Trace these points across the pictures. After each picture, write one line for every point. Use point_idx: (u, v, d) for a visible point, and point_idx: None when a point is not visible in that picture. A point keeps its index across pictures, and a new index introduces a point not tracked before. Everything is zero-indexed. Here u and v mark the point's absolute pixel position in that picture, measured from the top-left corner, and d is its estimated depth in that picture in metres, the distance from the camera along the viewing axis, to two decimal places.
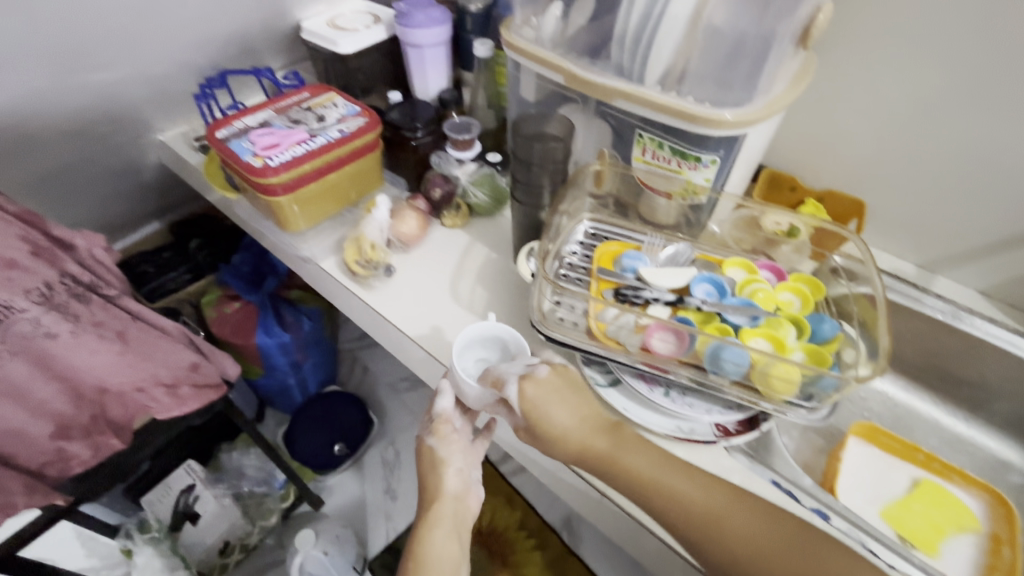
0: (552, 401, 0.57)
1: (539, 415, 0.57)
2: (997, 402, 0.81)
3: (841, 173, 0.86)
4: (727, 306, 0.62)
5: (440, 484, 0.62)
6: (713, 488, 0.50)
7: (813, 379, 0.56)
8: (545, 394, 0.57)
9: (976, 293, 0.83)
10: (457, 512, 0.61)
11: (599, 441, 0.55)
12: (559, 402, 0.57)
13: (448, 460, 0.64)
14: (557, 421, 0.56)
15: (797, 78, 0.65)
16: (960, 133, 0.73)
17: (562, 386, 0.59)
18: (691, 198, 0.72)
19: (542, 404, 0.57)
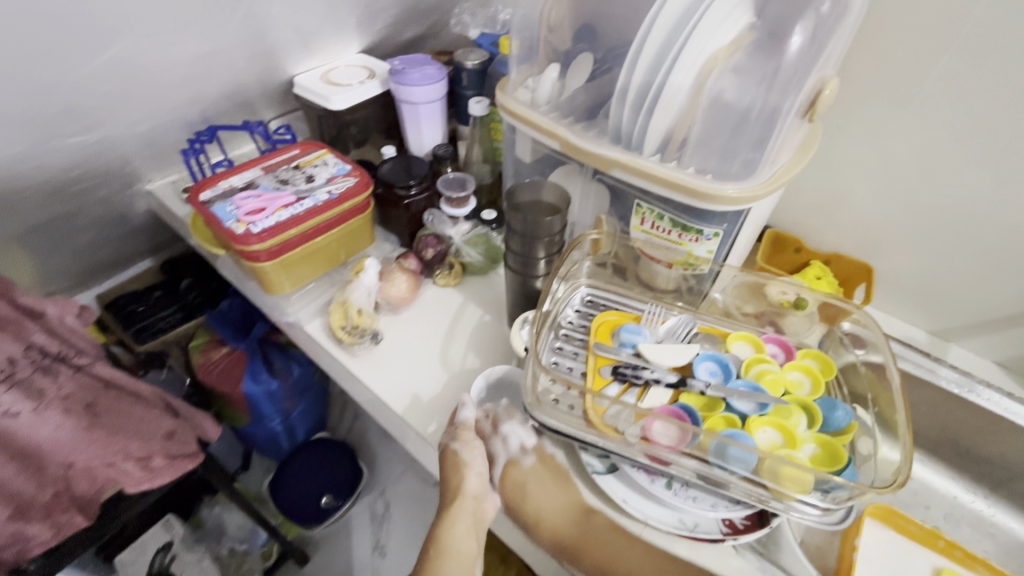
0: (531, 486, 0.61)
1: (516, 497, 0.61)
2: (1017, 481, 0.76)
3: (847, 235, 0.83)
4: (732, 391, 0.58)
5: (462, 483, 0.59)
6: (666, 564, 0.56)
7: (824, 479, 0.51)
8: (525, 480, 0.61)
9: (992, 364, 0.80)
10: (478, 513, 0.59)
11: (567, 527, 0.59)
12: (541, 486, 0.61)
13: (471, 463, 0.60)
14: (534, 503, 0.60)
15: (804, 148, 0.62)
16: (973, 202, 0.70)
17: (546, 472, 0.62)
18: (693, 268, 0.69)
19: (524, 485, 0.61)
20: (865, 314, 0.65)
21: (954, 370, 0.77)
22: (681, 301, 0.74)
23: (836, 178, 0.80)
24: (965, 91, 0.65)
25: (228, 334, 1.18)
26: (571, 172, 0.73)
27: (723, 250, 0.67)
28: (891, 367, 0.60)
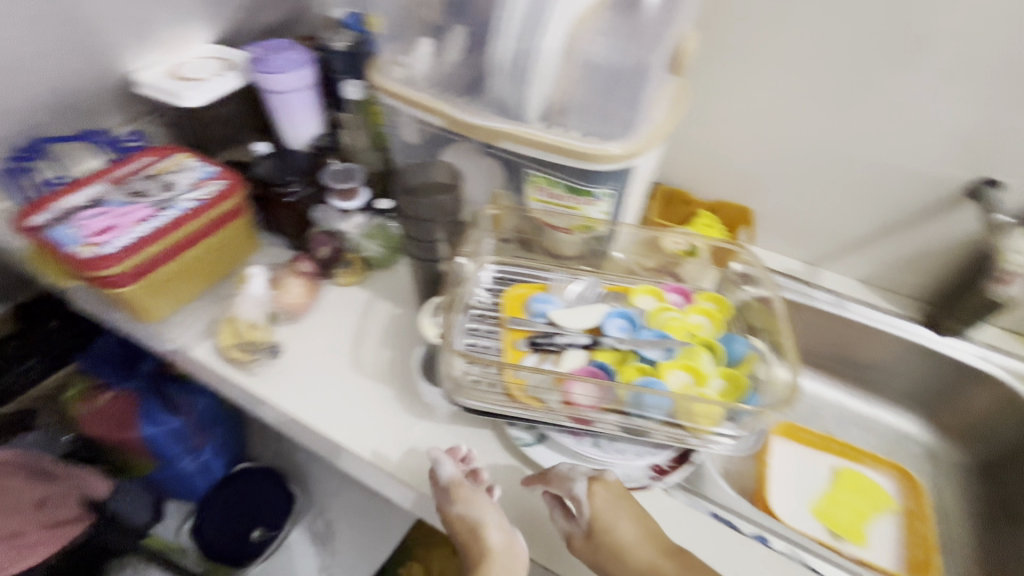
0: (621, 512, 0.51)
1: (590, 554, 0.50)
2: (890, 380, 0.86)
3: (727, 183, 0.89)
4: (641, 342, 0.61)
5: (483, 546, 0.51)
6: None
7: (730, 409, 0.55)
8: (614, 507, 0.51)
9: (856, 281, 0.88)
10: (513, 568, 0.50)
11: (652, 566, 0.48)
12: (626, 512, 0.51)
13: (485, 520, 0.52)
14: (625, 531, 0.50)
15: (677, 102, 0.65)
16: (824, 138, 0.77)
17: (626, 493, 0.53)
18: (591, 229, 0.70)
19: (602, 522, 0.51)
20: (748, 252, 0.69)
21: (825, 292, 0.86)
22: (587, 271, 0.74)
23: (712, 130, 0.85)
24: (805, 37, 0.71)
25: (110, 374, 1.03)
26: (463, 150, 0.71)
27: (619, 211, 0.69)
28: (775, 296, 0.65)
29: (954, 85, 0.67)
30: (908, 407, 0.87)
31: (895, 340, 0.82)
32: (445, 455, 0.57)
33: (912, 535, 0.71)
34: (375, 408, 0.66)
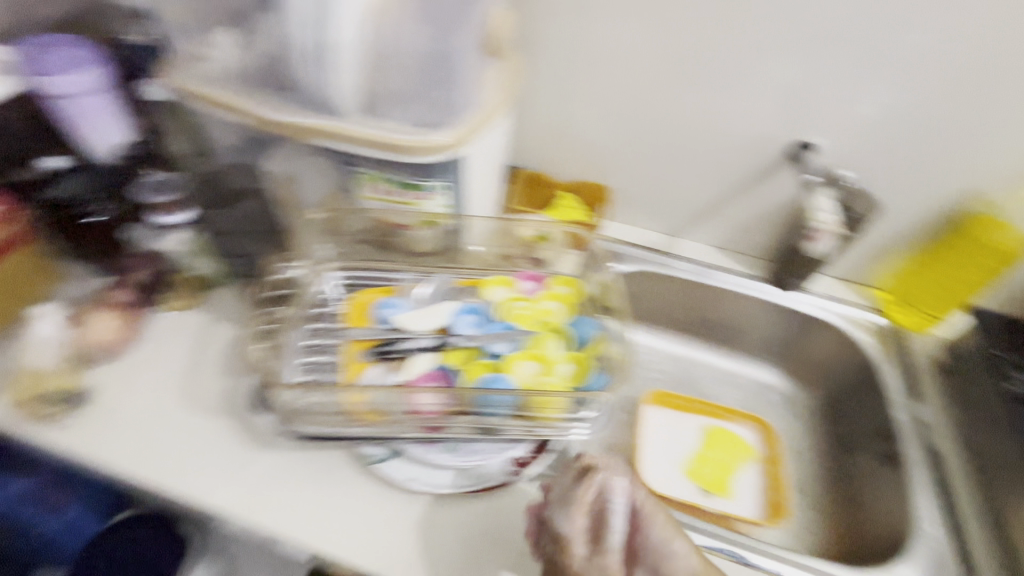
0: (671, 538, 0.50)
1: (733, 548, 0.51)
2: (749, 335, 0.91)
3: (584, 163, 0.89)
4: (487, 336, 0.59)
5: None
6: None
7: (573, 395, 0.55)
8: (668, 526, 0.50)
9: (713, 247, 0.91)
10: None
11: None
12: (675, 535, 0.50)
13: None
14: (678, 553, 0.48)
15: (503, 85, 0.63)
16: (664, 114, 0.79)
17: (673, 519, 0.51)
18: (438, 223, 0.68)
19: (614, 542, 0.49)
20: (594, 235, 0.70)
21: (687, 261, 0.90)
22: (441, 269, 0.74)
23: (560, 110, 0.84)
24: (633, 15, 0.71)
25: None
26: (287, 151, 0.63)
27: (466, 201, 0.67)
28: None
29: (766, 55, 0.70)
30: (768, 359, 0.92)
31: (747, 298, 0.88)
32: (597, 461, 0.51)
33: (770, 479, 0.77)
34: (209, 446, 0.60)
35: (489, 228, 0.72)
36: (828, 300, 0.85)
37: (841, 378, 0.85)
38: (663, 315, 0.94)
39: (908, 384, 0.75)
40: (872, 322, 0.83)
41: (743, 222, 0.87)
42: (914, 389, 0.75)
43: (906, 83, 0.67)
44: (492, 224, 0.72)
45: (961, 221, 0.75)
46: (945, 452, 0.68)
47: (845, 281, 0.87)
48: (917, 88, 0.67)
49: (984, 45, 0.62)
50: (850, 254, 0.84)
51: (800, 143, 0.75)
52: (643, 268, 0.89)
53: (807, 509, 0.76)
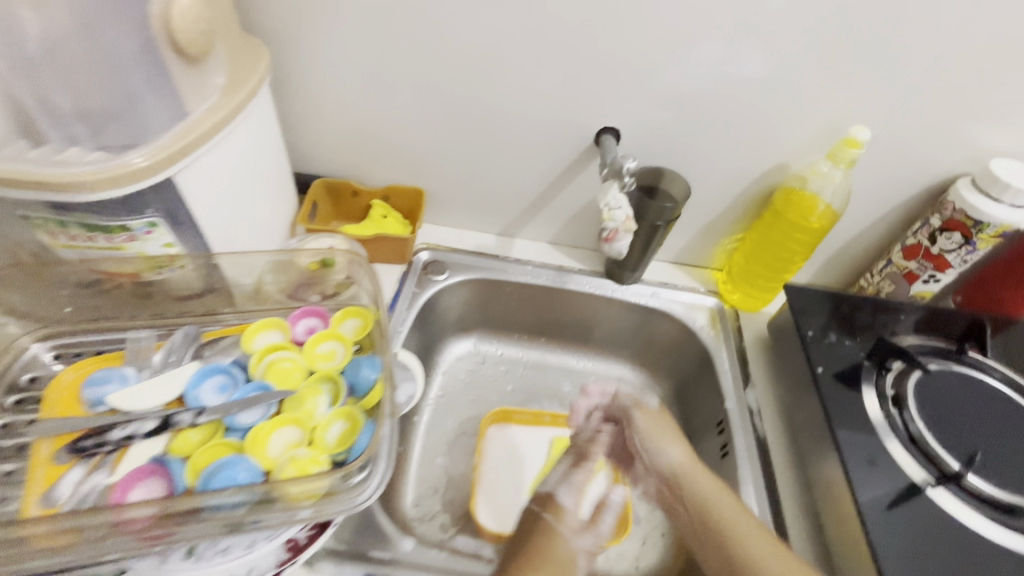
0: (658, 432, 0.63)
1: (704, 502, 0.56)
2: (597, 331, 0.86)
3: (393, 168, 0.79)
4: (230, 405, 0.48)
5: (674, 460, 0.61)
6: (784, 555, 0.50)
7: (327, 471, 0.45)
8: (647, 429, 0.64)
9: (547, 244, 0.86)
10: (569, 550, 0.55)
11: (701, 476, 0.59)
12: (665, 437, 0.63)
13: (659, 437, 0.63)
14: (671, 457, 0.61)
15: (226, 95, 0.52)
16: (466, 111, 0.71)
17: (658, 419, 0.65)
18: (166, 269, 0.54)
19: (659, 437, 0.63)
20: (369, 267, 0.59)
21: (527, 264, 0.83)
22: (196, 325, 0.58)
23: (348, 110, 0.73)
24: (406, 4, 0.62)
25: None
26: None
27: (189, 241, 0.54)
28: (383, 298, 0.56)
29: (551, 38, 0.63)
30: (615, 353, 0.87)
31: (586, 295, 0.82)
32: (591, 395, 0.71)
33: None
34: None
35: (268, 266, 0.60)
36: (666, 288, 0.81)
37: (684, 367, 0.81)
38: (507, 321, 0.87)
39: (741, 368, 0.73)
40: (708, 306, 0.80)
41: (572, 214, 0.81)
42: (745, 374, 0.72)
43: (695, 55, 0.62)
44: (260, 262, 0.60)
45: (773, 196, 0.73)
46: (771, 438, 0.66)
47: (680, 265, 0.85)
48: (706, 60, 0.62)
49: (761, 10, 0.58)
50: (679, 236, 0.81)
51: (604, 128, 0.70)
52: (474, 276, 0.81)
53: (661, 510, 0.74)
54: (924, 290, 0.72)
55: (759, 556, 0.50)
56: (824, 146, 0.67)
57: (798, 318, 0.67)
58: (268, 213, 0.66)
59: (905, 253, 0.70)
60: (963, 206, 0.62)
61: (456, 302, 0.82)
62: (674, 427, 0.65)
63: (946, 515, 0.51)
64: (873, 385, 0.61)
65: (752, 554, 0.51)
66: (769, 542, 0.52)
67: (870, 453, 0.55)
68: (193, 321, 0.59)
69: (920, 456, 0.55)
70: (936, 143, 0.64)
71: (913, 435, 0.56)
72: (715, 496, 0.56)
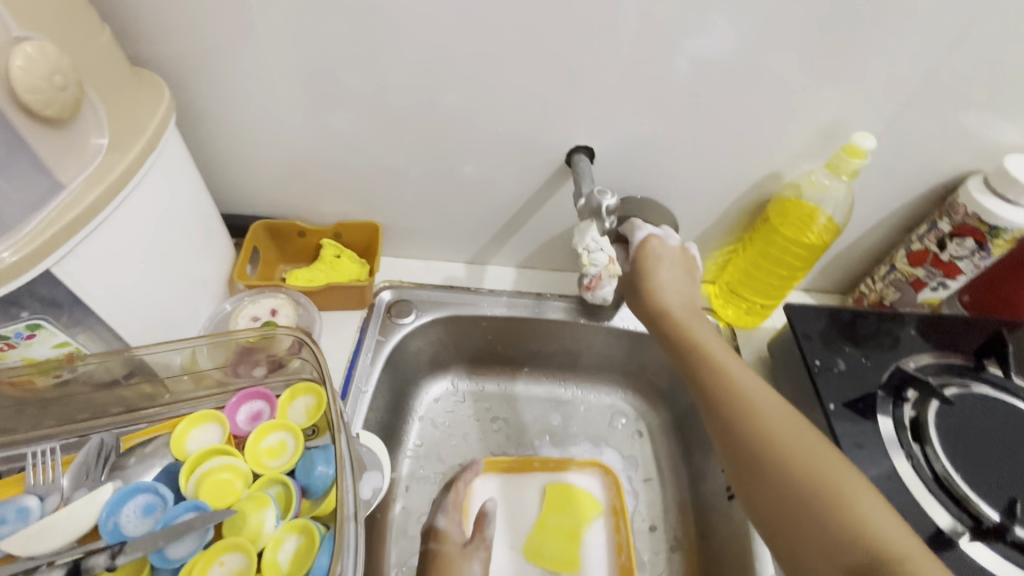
0: (666, 265, 0.61)
1: (683, 325, 0.57)
2: (582, 359, 0.79)
3: (340, 204, 0.70)
4: (155, 538, 0.40)
5: (666, 305, 0.59)
6: (804, 428, 0.46)
7: None
8: (664, 264, 0.61)
9: (519, 270, 0.78)
10: None
11: (676, 301, 0.59)
12: (671, 274, 0.60)
13: (661, 278, 0.60)
14: (668, 280, 0.60)
15: (110, 159, 0.43)
16: (415, 139, 0.62)
17: (681, 261, 0.62)
18: (64, 371, 0.45)
19: (655, 266, 0.60)
20: (315, 349, 0.48)
21: (502, 295, 0.75)
22: (114, 428, 0.49)
23: (281, 146, 0.63)
24: (333, 26, 0.52)
25: None
26: None
27: (94, 339, 0.47)
28: (331, 380, 0.47)
29: (506, 55, 0.54)
30: (605, 382, 0.80)
31: (568, 323, 0.74)
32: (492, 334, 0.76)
33: (618, 538, 0.67)
34: None
35: (202, 347, 0.49)
36: None
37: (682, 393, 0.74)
38: (484, 355, 0.79)
39: None
40: None
41: (546, 236, 0.74)
42: None
43: (675, 63, 0.54)
44: (194, 347, 0.49)
45: (768, 206, 0.66)
46: None
47: None
48: (687, 68, 0.54)
49: (749, 8, 0.49)
50: None
51: (576, 147, 0.62)
52: (444, 314, 0.73)
53: (665, 550, 0.69)
54: (931, 297, 0.66)
55: (757, 393, 0.49)
56: (820, 151, 0.60)
57: (802, 344, 0.61)
58: (195, 275, 0.56)
59: (910, 259, 0.65)
60: (976, 210, 0.56)
61: (425, 343, 0.74)
62: (693, 275, 0.62)
63: (982, 569, 0.46)
64: (889, 415, 0.55)
65: (764, 408, 0.48)
66: (758, 382, 0.51)
67: (897, 505, 0.49)
68: (112, 422, 0.50)
69: (948, 500, 0.49)
70: (943, 141, 0.58)
71: (937, 476, 0.51)
72: (691, 321, 0.57)
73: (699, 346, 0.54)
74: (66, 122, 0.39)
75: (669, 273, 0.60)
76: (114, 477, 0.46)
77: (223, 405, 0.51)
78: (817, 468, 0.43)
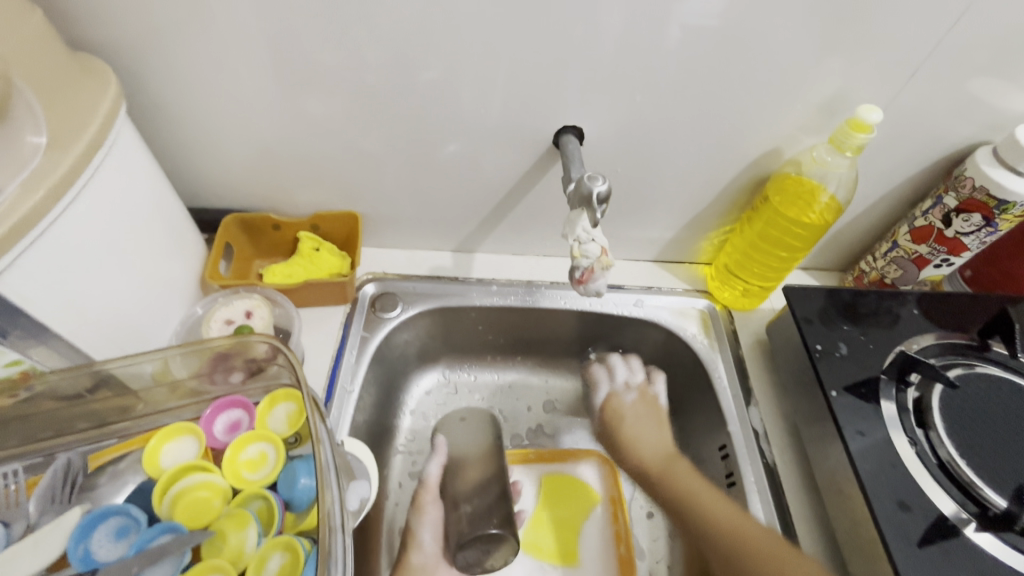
0: (627, 417, 0.67)
1: (659, 474, 0.60)
2: (574, 346, 0.76)
3: (316, 194, 0.66)
4: (128, 564, 0.38)
5: (635, 437, 0.65)
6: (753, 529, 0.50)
7: None
8: (626, 414, 0.68)
9: (507, 256, 0.76)
10: None
11: (654, 458, 0.62)
12: (642, 424, 0.66)
13: (624, 417, 0.68)
14: (647, 438, 0.64)
15: (49, 159, 0.39)
16: (392, 124, 0.58)
17: (649, 409, 0.68)
18: (20, 392, 0.42)
19: (629, 421, 0.67)
20: (291, 355, 0.45)
21: (492, 284, 0.72)
22: (80, 446, 0.47)
23: (249, 135, 0.59)
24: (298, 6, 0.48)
25: None
26: None
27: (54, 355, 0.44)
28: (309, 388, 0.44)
29: (486, 33, 0.50)
30: None
31: (562, 310, 0.72)
32: (502, 336, 0.75)
33: (616, 528, 0.66)
34: None
35: (174, 356, 0.46)
36: (650, 294, 0.72)
37: (677, 380, 0.72)
38: (476, 346, 0.76)
39: (741, 382, 0.65)
40: (698, 309, 0.71)
41: (537, 221, 0.71)
42: (746, 389, 0.64)
43: (668, 37, 0.50)
44: (166, 356, 0.46)
45: (768, 184, 0.63)
46: (781, 463, 0.59)
47: (662, 262, 0.76)
48: (680, 39, 0.50)
49: None
50: (659, 230, 0.71)
51: (565, 128, 0.58)
52: (432, 306, 0.70)
53: (665, 537, 0.67)
54: (935, 273, 0.64)
55: (721, 512, 0.52)
56: (822, 125, 0.57)
57: (803, 329, 0.59)
58: (161, 278, 0.53)
59: (913, 236, 0.62)
60: (985, 182, 0.54)
61: (412, 336, 0.71)
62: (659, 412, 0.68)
63: (989, 557, 0.45)
64: (892, 400, 0.54)
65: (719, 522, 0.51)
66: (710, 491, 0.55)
67: (900, 494, 0.48)
68: (82, 439, 0.47)
69: (953, 486, 0.48)
70: (950, 112, 0.55)
71: (943, 461, 0.50)
72: (680, 473, 0.58)
73: (683, 498, 0.55)
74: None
75: (632, 423, 0.67)
76: (83, 498, 0.45)
77: (199, 415, 0.49)
78: (777, 568, 0.47)
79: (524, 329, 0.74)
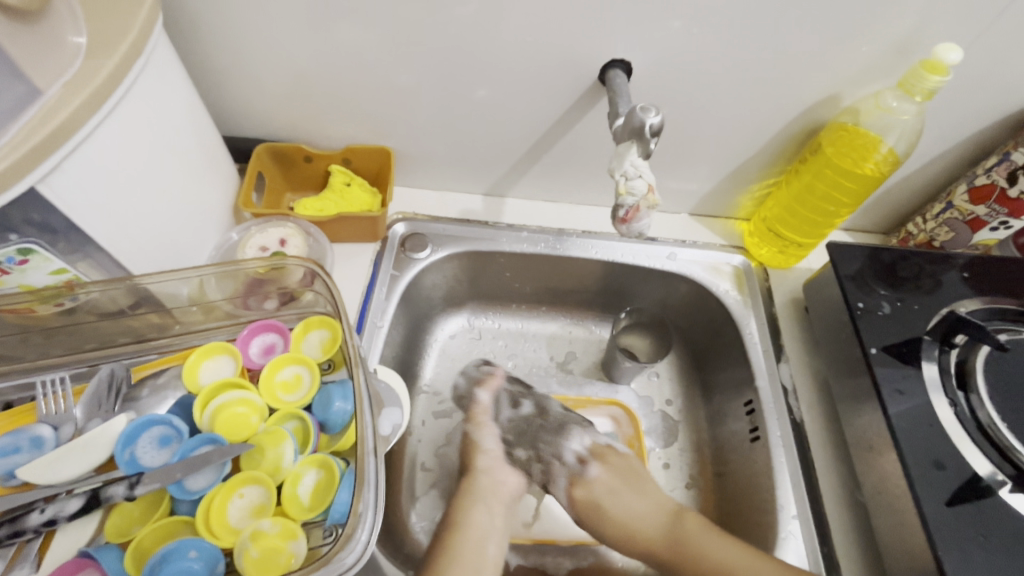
0: (609, 496, 0.60)
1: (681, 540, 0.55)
2: (601, 296, 0.75)
3: (348, 128, 0.64)
4: (172, 471, 0.39)
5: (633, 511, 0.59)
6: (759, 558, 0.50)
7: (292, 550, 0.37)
8: (596, 498, 0.60)
9: (536, 203, 0.74)
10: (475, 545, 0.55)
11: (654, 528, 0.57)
12: (626, 492, 0.60)
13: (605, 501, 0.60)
14: (630, 518, 0.58)
15: (90, 64, 0.38)
16: (431, 56, 0.56)
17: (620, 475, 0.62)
18: (65, 300, 0.43)
19: (613, 502, 0.60)
20: (328, 281, 0.45)
21: (522, 230, 0.71)
22: (124, 358, 0.49)
23: (285, 62, 0.57)
24: None
25: None
26: None
27: (95, 267, 0.45)
28: (345, 312, 0.45)
29: None
30: None
31: (592, 260, 0.70)
32: (529, 284, 0.74)
33: None
34: None
35: (210, 278, 0.47)
36: (684, 248, 0.70)
37: (705, 334, 0.71)
38: (502, 293, 0.75)
39: (773, 340, 0.64)
40: (732, 265, 0.69)
41: (572, 166, 0.68)
42: (777, 346, 0.64)
43: None
44: (202, 278, 0.47)
45: (821, 134, 0.60)
46: (808, 419, 0.59)
47: (698, 216, 0.74)
48: None
49: None
50: (700, 182, 0.69)
51: (611, 63, 0.54)
52: (461, 248, 0.69)
53: (681, 487, 0.66)
54: (988, 237, 0.61)
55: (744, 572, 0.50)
56: (890, 69, 0.53)
57: (844, 285, 0.57)
58: (196, 201, 0.53)
59: (972, 195, 0.59)
60: None
61: (439, 279, 0.71)
62: (632, 474, 0.62)
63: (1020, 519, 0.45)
64: (934, 361, 0.53)
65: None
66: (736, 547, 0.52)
67: (936, 453, 0.48)
68: (121, 352, 0.49)
69: (990, 449, 0.48)
70: None
71: (982, 424, 0.49)
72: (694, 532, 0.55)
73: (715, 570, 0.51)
74: (20, 16, 0.34)
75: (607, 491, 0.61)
76: (127, 407, 0.45)
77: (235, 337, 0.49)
78: None
79: (552, 279, 0.73)
